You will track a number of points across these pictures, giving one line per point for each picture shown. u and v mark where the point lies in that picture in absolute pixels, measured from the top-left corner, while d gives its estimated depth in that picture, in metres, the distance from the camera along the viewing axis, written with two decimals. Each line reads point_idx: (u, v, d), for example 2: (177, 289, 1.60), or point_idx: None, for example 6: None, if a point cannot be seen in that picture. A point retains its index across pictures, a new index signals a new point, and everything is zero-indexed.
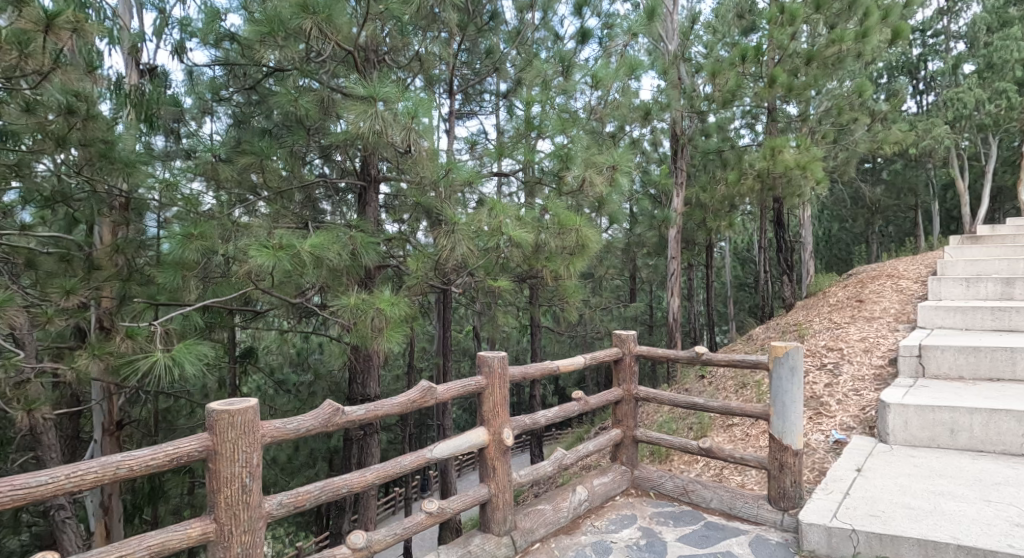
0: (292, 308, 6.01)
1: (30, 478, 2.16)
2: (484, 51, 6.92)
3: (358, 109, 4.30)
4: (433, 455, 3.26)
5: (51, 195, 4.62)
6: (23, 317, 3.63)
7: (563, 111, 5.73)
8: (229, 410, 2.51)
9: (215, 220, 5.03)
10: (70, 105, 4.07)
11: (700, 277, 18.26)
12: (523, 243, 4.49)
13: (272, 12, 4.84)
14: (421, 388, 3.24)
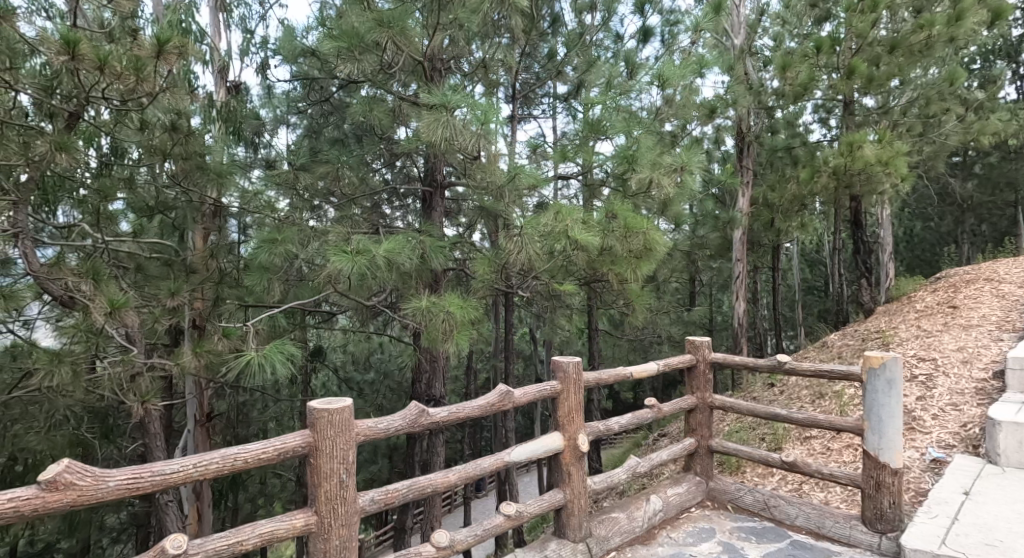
0: (363, 311, 6.17)
1: (164, 465, 2.31)
2: (545, 56, 6.84)
3: (430, 118, 4.40)
4: (511, 458, 3.27)
5: (153, 206, 5.01)
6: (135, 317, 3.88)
7: (629, 113, 5.62)
8: (328, 409, 2.60)
9: (296, 227, 5.21)
10: (174, 123, 4.45)
11: (766, 280, 17.64)
12: (592, 248, 4.37)
13: (349, 27, 4.98)
14: (499, 392, 3.25)
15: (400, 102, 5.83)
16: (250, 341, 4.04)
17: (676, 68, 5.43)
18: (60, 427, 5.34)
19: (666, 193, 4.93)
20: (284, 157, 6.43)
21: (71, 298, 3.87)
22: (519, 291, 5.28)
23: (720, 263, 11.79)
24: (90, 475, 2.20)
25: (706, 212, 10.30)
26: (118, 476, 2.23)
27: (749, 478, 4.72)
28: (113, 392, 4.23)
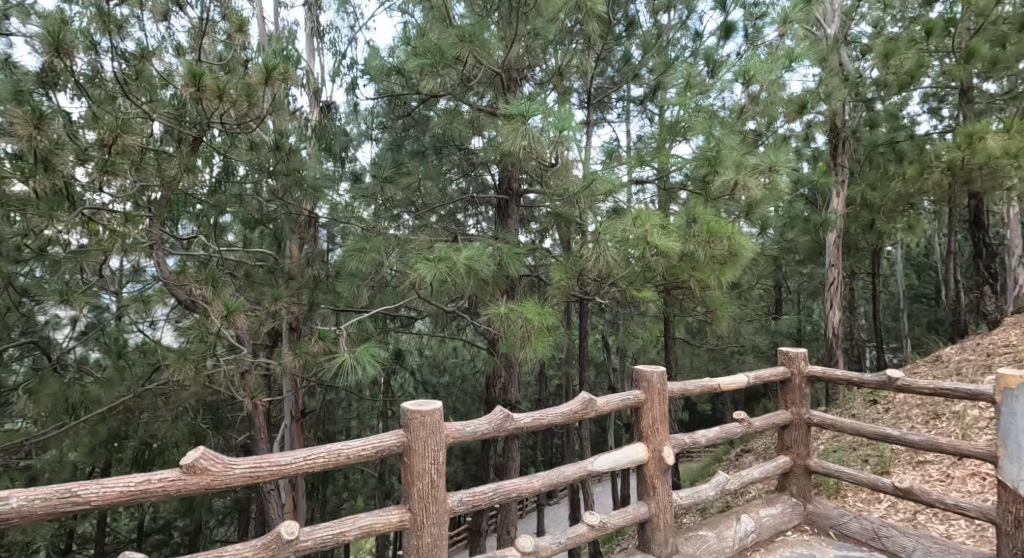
0: (442, 316, 6.28)
1: (280, 457, 2.53)
2: (620, 60, 6.58)
3: (510, 129, 4.43)
4: (593, 467, 3.23)
5: (258, 218, 5.47)
6: (245, 320, 4.27)
7: (707, 113, 5.31)
8: (421, 410, 2.71)
9: (382, 235, 5.39)
10: (278, 142, 4.87)
11: (864, 287, 16.58)
12: (672, 253, 4.26)
13: (431, 45, 5.08)
14: (582, 399, 3.24)
15: (477, 112, 5.94)
16: (343, 345, 4.29)
17: (766, 62, 4.84)
18: (181, 416, 5.83)
19: (753, 196, 4.63)
20: (369, 168, 6.69)
21: (193, 301, 4.36)
22: (598, 298, 5.16)
23: (810, 269, 11.15)
24: (220, 462, 2.45)
25: (795, 214, 9.75)
26: (242, 464, 2.47)
27: (853, 505, 4.42)
28: (225, 389, 4.57)
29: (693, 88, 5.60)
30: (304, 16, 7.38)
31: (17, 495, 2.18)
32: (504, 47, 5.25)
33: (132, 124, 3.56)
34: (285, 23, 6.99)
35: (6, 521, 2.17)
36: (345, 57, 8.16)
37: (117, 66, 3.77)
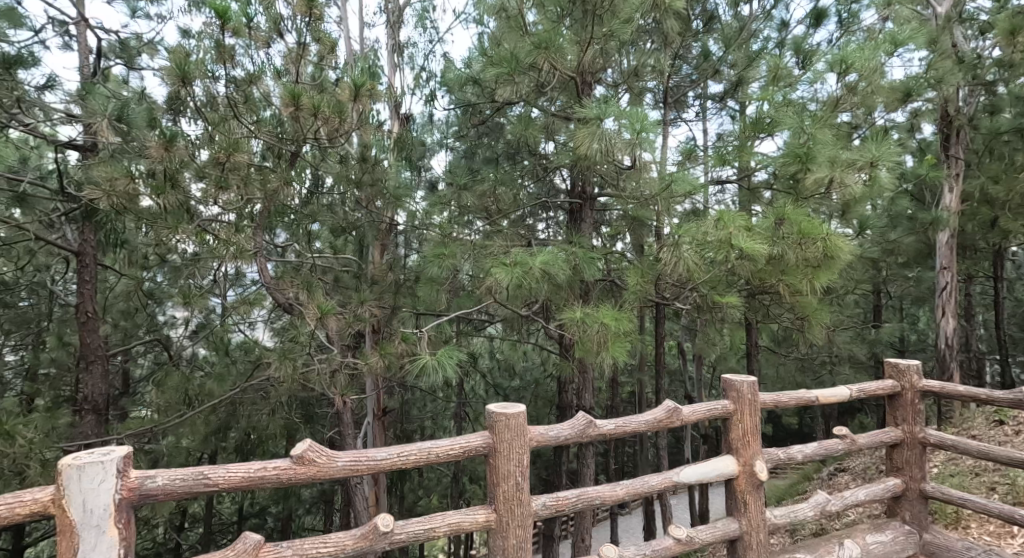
0: (518, 319, 6.43)
1: (376, 452, 2.78)
2: (698, 55, 6.13)
3: (585, 133, 4.63)
4: (680, 478, 3.30)
5: (346, 225, 5.81)
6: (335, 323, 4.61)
7: (796, 107, 4.75)
8: (505, 413, 2.93)
9: (463, 242, 5.61)
10: (364, 155, 5.28)
11: (983, 291, 15.30)
12: (758, 257, 3.93)
13: (507, 53, 5.35)
14: (666, 408, 3.33)
15: (549, 117, 6.11)
16: (424, 346, 4.58)
17: (864, 50, 4.48)
18: (278, 411, 6.30)
19: (851, 193, 4.26)
20: (445, 176, 6.91)
21: (291, 304, 4.79)
22: (678, 302, 4.94)
23: (918, 273, 10.21)
24: (325, 454, 2.72)
25: (897, 214, 8.63)
26: (344, 457, 2.74)
27: (980, 537, 4.13)
28: (319, 388, 4.96)
29: (780, 81, 5.04)
30: (385, 34, 7.79)
31: (161, 475, 2.51)
32: (579, 51, 5.29)
33: (243, 143, 3.98)
34: (368, 42, 7.41)
35: (154, 497, 2.49)
36: (424, 72, 8.51)
37: (225, 89, 4.08)
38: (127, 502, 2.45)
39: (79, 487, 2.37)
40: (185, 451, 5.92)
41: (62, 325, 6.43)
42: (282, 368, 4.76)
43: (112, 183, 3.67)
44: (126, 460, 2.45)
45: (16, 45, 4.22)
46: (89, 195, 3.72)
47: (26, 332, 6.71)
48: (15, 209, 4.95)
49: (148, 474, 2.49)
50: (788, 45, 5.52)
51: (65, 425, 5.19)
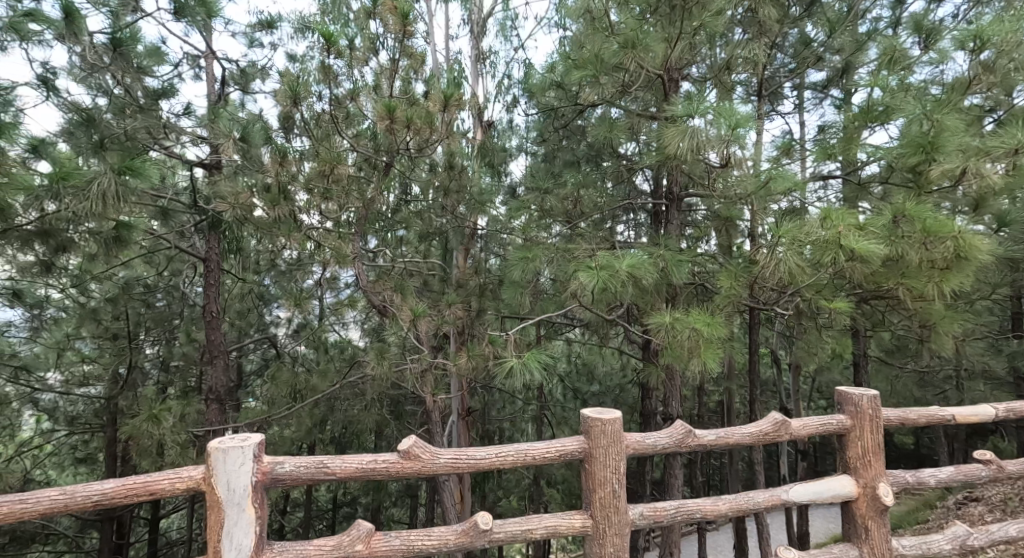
0: (602, 323, 6.32)
1: (477, 451, 3.19)
2: (797, 42, 5.58)
3: (672, 132, 4.55)
4: (789, 496, 3.34)
5: (433, 231, 5.96)
6: (426, 327, 4.81)
7: (912, 92, 4.48)
8: (602, 419, 3.24)
9: (549, 247, 5.61)
10: (452, 162, 5.37)
11: None
12: (873, 257, 3.72)
13: (592, 55, 5.37)
14: (774, 421, 3.43)
15: (633, 117, 5.94)
16: (510, 349, 4.63)
17: (1003, 22, 4.11)
18: (371, 406, 6.52)
19: (989, 186, 3.82)
20: (526, 180, 6.90)
21: (384, 307, 4.99)
22: (779, 308, 4.59)
23: None
24: (428, 451, 3.14)
25: None
26: (445, 455, 3.15)
27: None
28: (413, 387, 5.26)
29: (895, 63, 4.80)
30: (469, 44, 7.93)
31: (289, 461, 2.99)
32: (668, 47, 5.22)
33: (343, 157, 4.28)
34: (453, 54, 7.57)
35: (283, 481, 2.97)
36: (506, 80, 8.60)
37: (326, 107, 4.46)
38: (261, 484, 2.94)
39: (224, 467, 2.88)
40: (287, 443, 6.33)
41: (188, 324, 7.20)
42: (379, 367, 5.00)
43: (236, 197, 4.36)
44: (260, 447, 2.94)
45: (160, 78, 4.78)
46: (219, 208, 4.42)
47: (161, 330, 7.30)
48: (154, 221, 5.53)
49: (278, 460, 2.99)
50: (905, 24, 5.16)
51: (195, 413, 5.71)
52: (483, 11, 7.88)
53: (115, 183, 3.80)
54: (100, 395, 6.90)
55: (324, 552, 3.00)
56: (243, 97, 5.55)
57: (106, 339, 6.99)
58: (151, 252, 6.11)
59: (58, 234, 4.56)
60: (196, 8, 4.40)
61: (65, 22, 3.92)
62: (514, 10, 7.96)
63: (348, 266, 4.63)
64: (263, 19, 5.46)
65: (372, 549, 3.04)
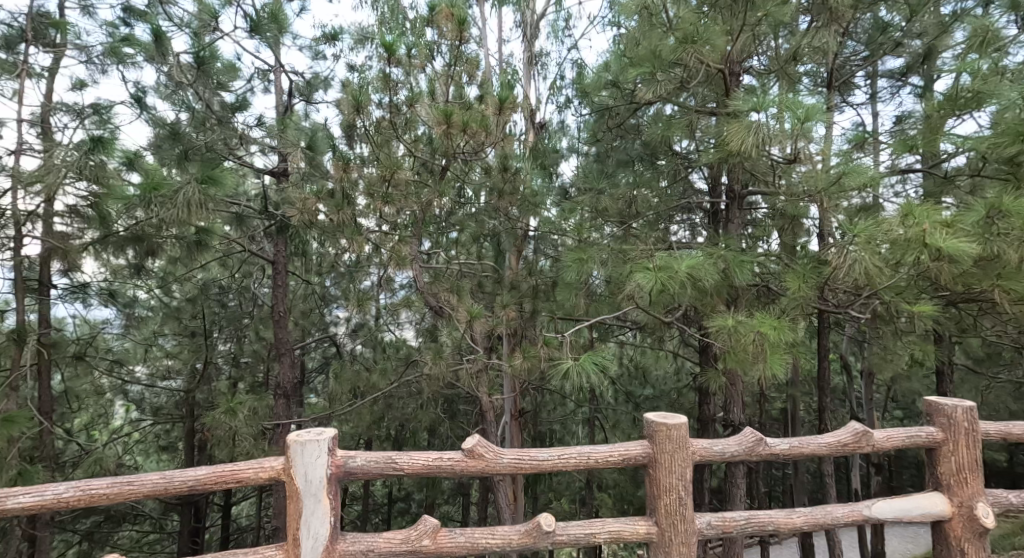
0: (659, 326, 6.13)
1: (538, 452, 3.26)
2: (872, 28, 5.29)
3: (733, 127, 4.37)
4: (871, 513, 3.26)
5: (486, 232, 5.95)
6: (482, 328, 4.80)
7: (1004, 75, 4.19)
8: (666, 424, 3.22)
9: (605, 248, 5.50)
10: (505, 162, 5.31)
11: None
12: (967, 256, 3.44)
13: (648, 52, 5.25)
14: (856, 432, 3.32)
15: (689, 113, 5.69)
16: (566, 350, 4.56)
17: None
18: (428, 405, 6.57)
19: None
20: (579, 180, 6.80)
21: (440, 307, 5.18)
22: (853, 311, 4.32)
23: None
24: (491, 450, 3.24)
25: None
26: (508, 454, 3.24)
27: None
28: (469, 387, 5.33)
29: (988, 45, 4.34)
30: (521, 47, 7.87)
31: (360, 457, 3.16)
32: (728, 40, 5.07)
33: (402, 164, 4.58)
34: (505, 58, 7.54)
35: (355, 474, 3.14)
36: (559, 81, 8.53)
37: (384, 112, 4.61)
38: (335, 477, 3.12)
39: (303, 460, 3.07)
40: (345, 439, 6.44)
41: (251, 324, 7.43)
42: (437, 367, 5.05)
43: (303, 203, 4.53)
44: (334, 441, 3.13)
45: (234, 93, 5.09)
46: (288, 212, 4.60)
47: (232, 328, 7.58)
48: (229, 225, 5.82)
49: (349, 454, 3.17)
50: (995, 3, 4.82)
51: (266, 407, 5.93)
52: (535, 13, 7.82)
53: (198, 193, 4.26)
54: (181, 387, 7.33)
55: (392, 545, 3.16)
56: (308, 108, 5.70)
57: (184, 335, 7.29)
58: (226, 256, 6.35)
59: (149, 239, 5.10)
60: (270, 25, 4.70)
61: (154, 43, 4.36)
62: (565, 10, 7.87)
63: (406, 267, 4.74)
64: (327, 32, 5.56)
65: (439, 546, 3.17)
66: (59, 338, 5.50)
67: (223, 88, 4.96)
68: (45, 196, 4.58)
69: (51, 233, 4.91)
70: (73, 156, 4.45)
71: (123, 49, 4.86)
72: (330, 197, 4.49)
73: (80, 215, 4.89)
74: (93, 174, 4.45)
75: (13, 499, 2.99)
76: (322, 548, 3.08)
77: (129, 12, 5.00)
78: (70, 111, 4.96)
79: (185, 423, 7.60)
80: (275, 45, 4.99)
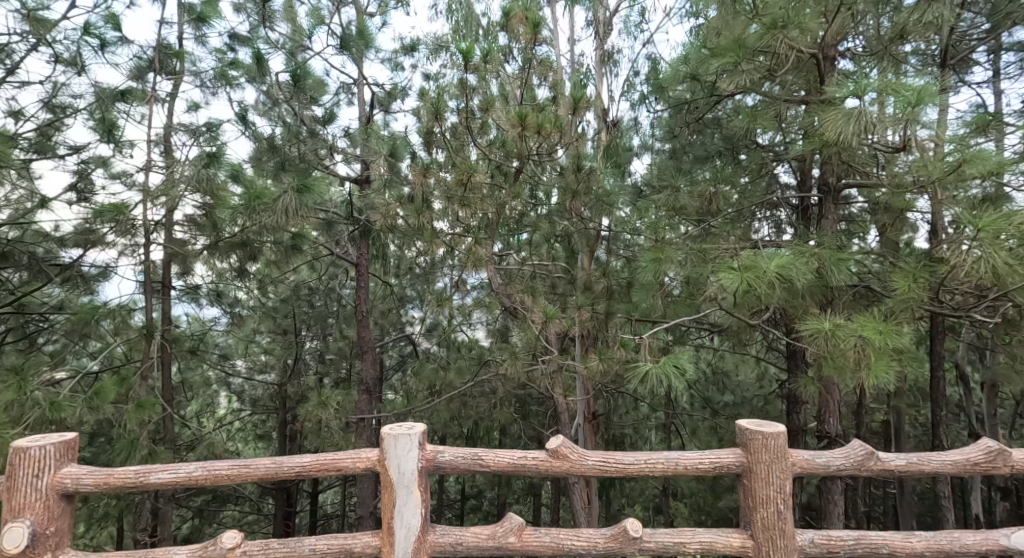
0: (744, 329, 5.76)
1: (624, 456, 3.21)
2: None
3: (830, 116, 4.01)
4: (1009, 543, 3.00)
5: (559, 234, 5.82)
6: (557, 328, 4.66)
7: None
8: (762, 433, 3.12)
9: (688, 246, 5.23)
10: (579, 159, 5.11)
11: None
12: None
13: (732, 39, 4.94)
14: (989, 450, 3.10)
15: (773, 101, 5.26)
16: (644, 353, 4.32)
17: None
18: (503, 404, 6.48)
19: None
20: (654, 179, 6.54)
21: (515, 308, 5.11)
22: (976, 315, 3.85)
23: None
24: (576, 452, 3.21)
25: None
26: (593, 457, 3.21)
27: None
28: (544, 387, 5.21)
29: None
30: (593, 45, 7.64)
31: (448, 451, 3.21)
32: (824, 22, 4.69)
33: (477, 167, 4.50)
34: (577, 57, 7.35)
35: (443, 469, 3.19)
36: (633, 77, 8.26)
37: (458, 116, 4.57)
38: (425, 470, 3.18)
39: (396, 453, 3.14)
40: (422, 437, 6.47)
41: (332, 323, 7.59)
42: (512, 367, 4.95)
43: (385, 208, 4.68)
44: (423, 436, 3.19)
45: (323, 106, 5.10)
46: (371, 217, 4.78)
47: (318, 326, 7.79)
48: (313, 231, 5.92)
49: (439, 449, 3.22)
50: None
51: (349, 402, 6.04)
52: (608, 11, 7.57)
53: (296, 199, 4.32)
54: (274, 380, 7.72)
55: (480, 540, 3.17)
56: (387, 118, 5.72)
57: (277, 333, 7.51)
58: (314, 259, 6.48)
59: (253, 246, 5.24)
60: (356, 41, 4.78)
61: (254, 65, 4.71)
62: (639, 6, 7.58)
63: (483, 268, 4.65)
64: (406, 43, 5.55)
65: (524, 543, 3.16)
66: (178, 335, 5.84)
67: (315, 104, 4.87)
68: (167, 205, 4.79)
69: (172, 240, 5.22)
70: (190, 171, 4.60)
71: (230, 72, 5.09)
72: (409, 202, 4.59)
73: (195, 225, 5.13)
74: (209, 187, 4.56)
75: (154, 474, 3.17)
76: (414, 538, 3.13)
77: (235, 38, 5.18)
78: (186, 130, 5.16)
79: (279, 414, 7.85)
80: (360, 60, 5.02)
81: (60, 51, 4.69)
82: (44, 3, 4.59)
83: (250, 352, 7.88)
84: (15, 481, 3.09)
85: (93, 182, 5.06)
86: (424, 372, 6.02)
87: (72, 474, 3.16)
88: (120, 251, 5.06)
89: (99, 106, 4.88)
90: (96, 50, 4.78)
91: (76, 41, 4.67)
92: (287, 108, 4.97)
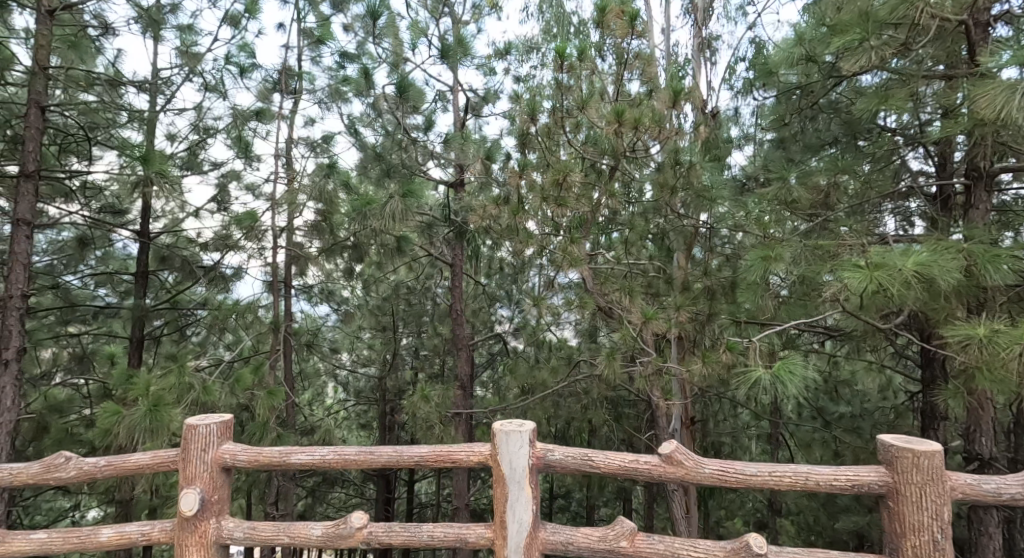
0: (872, 335, 5.24)
1: (745, 466, 2.92)
2: None
3: (989, 90, 3.47)
4: None
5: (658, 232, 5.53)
6: (659, 328, 4.40)
7: None
8: (913, 451, 2.75)
9: (805, 243, 4.79)
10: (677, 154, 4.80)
11: None
12: None
13: (855, 14, 4.44)
14: None
15: (905, 77, 4.68)
16: (751, 356, 3.98)
17: None
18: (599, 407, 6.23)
19: None
20: (761, 171, 6.09)
21: (611, 308, 4.87)
22: None
23: None
24: (691, 459, 2.96)
25: None
26: (710, 465, 2.94)
27: None
28: (642, 390, 4.95)
29: None
30: (691, 34, 7.23)
31: (558, 450, 3.05)
32: None
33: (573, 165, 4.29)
34: (673, 47, 6.99)
35: (553, 468, 3.04)
36: (736, 64, 7.77)
37: (555, 111, 4.37)
38: (536, 467, 3.03)
39: (508, 448, 3.01)
40: None
41: (426, 321, 7.63)
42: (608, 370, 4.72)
43: (483, 209, 4.65)
44: (534, 433, 3.04)
45: (423, 114, 5.05)
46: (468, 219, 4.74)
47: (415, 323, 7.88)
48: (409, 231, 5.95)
49: (548, 447, 3.06)
50: None
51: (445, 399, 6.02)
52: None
53: (401, 204, 4.36)
54: (375, 374, 7.89)
55: (590, 541, 2.99)
56: (480, 123, 5.64)
57: (377, 329, 7.63)
58: (413, 259, 6.52)
59: (363, 248, 5.31)
60: (456, 49, 4.73)
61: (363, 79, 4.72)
62: None
63: (579, 269, 4.41)
64: (499, 47, 5.43)
65: (636, 549, 2.96)
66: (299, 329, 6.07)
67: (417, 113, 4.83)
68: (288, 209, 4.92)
69: (292, 243, 5.39)
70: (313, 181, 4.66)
71: (341, 88, 5.16)
72: (505, 204, 4.56)
73: (317, 231, 5.23)
74: (325, 197, 4.60)
75: (295, 455, 3.22)
76: (525, 533, 2.99)
77: (345, 55, 5.24)
78: (306, 144, 5.32)
79: (379, 405, 8.00)
80: (457, 67, 4.97)
81: (208, 79, 4.91)
82: (195, 40, 4.87)
83: (353, 346, 8.07)
84: (186, 453, 3.18)
85: (231, 194, 5.34)
86: (519, 372, 5.91)
87: (231, 449, 3.22)
88: (251, 254, 5.24)
89: (236, 127, 5.16)
90: (236, 77, 5.00)
91: (220, 69, 4.88)
92: (390, 118, 4.93)
